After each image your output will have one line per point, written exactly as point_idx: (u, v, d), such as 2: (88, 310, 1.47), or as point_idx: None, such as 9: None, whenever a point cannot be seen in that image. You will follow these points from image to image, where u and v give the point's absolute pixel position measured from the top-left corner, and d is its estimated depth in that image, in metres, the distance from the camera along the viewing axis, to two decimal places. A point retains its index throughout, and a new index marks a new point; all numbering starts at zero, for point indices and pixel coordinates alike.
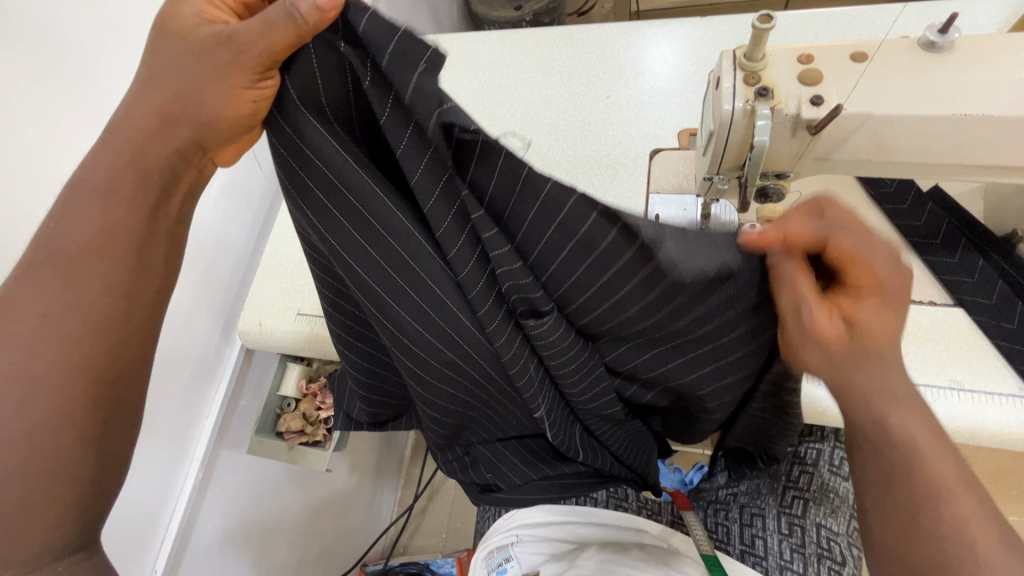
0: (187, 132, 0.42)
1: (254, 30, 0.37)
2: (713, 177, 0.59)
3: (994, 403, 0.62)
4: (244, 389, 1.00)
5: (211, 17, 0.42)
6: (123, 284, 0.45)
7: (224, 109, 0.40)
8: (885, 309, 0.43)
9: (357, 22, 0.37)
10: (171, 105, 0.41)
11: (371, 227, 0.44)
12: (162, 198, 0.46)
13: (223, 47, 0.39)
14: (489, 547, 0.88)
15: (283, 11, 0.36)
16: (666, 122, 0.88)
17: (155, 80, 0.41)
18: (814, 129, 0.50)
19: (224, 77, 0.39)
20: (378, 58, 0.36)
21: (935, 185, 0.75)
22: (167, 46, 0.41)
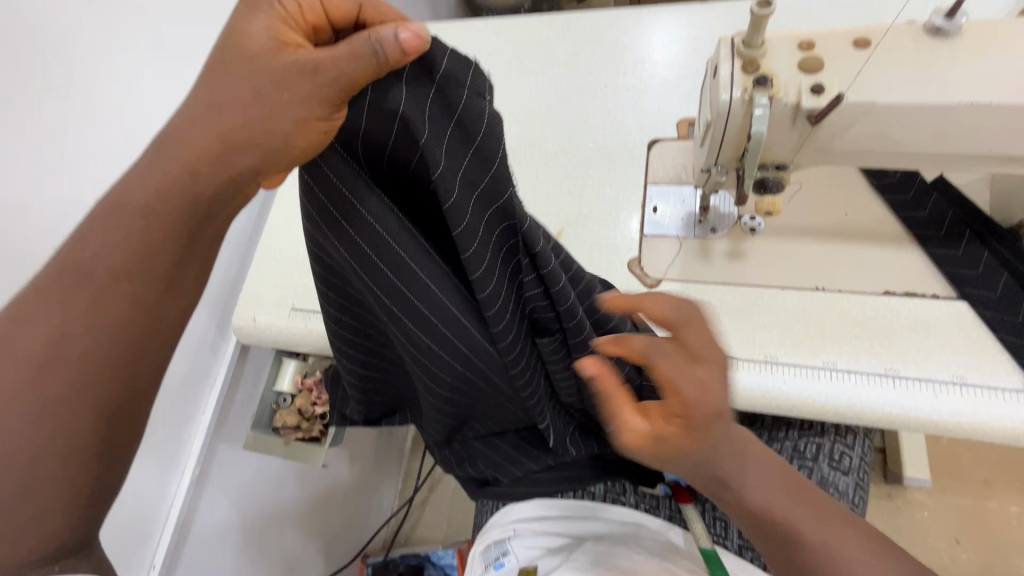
0: (248, 159, 0.39)
1: (338, 58, 0.37)
2: (711, 169, 0.57)
3: (996, 398, 0.61)
4: (239, 384, 1.00)
5: (284, 39, 0.40)
6: (152, 311, 0.41)
7: (293, 139, 0.38)
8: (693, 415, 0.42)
9: (436, 63, 0.39)
10: (233, 130, 0.38)
11: (400, 257, 0.45)
12: (203, 224, 0.41)
13: (301, 76, 0.38)
14: (485, 540, 0.86)
15: (367, 47, 0.36)
16: (665, 112, 0.86)
17: (215, 103, 0.39)
18: (814, 119, 0.49)
19: (297, 106, 0.38)
20: (454, 97, 0.40)
21: (940, 175, 0.74)
22: (233, 69, 0.39)
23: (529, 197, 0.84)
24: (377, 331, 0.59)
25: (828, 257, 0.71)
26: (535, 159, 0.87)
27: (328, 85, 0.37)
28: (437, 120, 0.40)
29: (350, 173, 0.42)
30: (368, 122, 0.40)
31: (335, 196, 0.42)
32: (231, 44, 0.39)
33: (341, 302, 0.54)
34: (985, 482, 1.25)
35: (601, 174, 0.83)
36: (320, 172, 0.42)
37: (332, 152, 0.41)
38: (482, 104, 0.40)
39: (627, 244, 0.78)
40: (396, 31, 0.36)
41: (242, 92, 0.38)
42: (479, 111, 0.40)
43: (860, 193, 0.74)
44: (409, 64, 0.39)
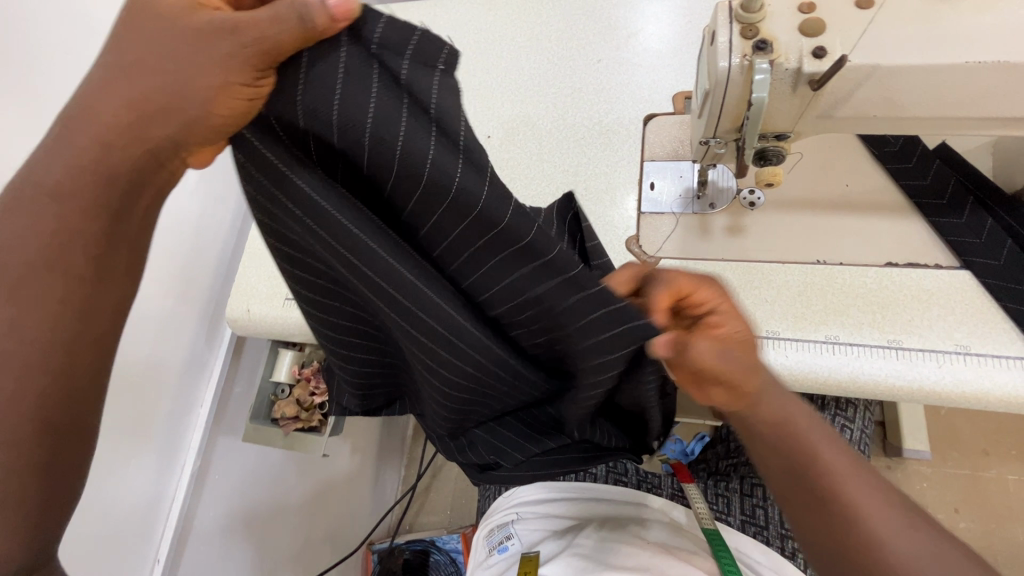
0: (168, 128, 0.36)
1: (261, 21, 0.33)
2: (709, 141, 0.56)
3: (1000, 365, 0.60)
4: (237, 377, 0.99)
5: (201, 2, 0.36)
6: (81, 301, 0.40)
7: (210, 106, 0.35)
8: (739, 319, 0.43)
9: (370, 31, 0.34)
10: (150, 97, 0.35)
11: (347, 236, 0.40)
12: (128, 202, 0.39)
13: (219, 34, 0.34)
14: (489, 527, 0.87)
15: (290, 10, 0.32)
16: (658, 86, 0.84)
17: (131, 70, 0.36)
18: (816, 85, 0.47)
19: (213, 69, 0.34)
20: (394, 65, 0.35)
21: (941, 143, 0.72)
22: (153, 31, 0.36)
23: (523, 178, 0.82)
24: (359, 319, 0.56)
25: (830, 229, 0.70)
26: (528, 139, 0.85)
27: (248, 47, 0.33)
28: (383, 97, 0.36)
29: (288, 153, 0.38)
30: (301, 98, 0.35)
31: (270, 173, 0.38)
32: (180, 23, 0.36)
33: (317, 288, 0.52)
34: (984, 452, 1.26)
35: (596, 152, 0.82)
36: (255, 149, 0.37)
37: (263, 125, 0.37)
38: (429, 73, 0.35)
39: (624, 222, 0.76)
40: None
41: (173, 61, 0.35)
42: (428, 81, 0.35)
43: (861, 163, 0.73)
44: (343, 33, 0.35)
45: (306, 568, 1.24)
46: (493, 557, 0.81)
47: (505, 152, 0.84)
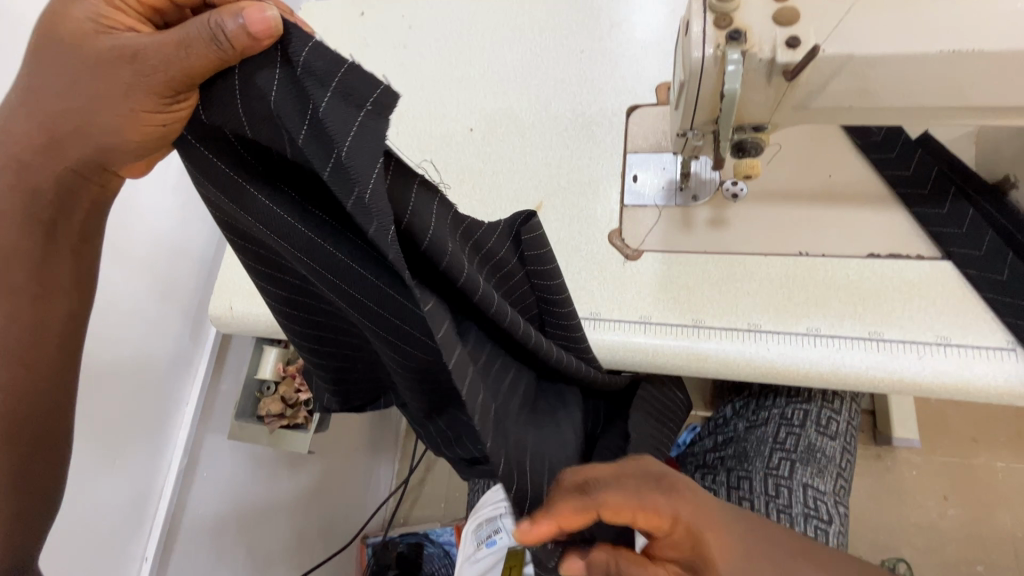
0: (86, 148, 0.41)
1: (170, 49, 0.36)
2: (687, 133, 0.55)
3: (982, 356, 0.60)
4: (224, 372, 0.98)
5: (110, 22, 0.39)
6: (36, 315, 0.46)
7: (124, 130, 0.39)
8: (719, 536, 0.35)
9: (296, 53, 0.34)
10: (59, 118, 0.39)
11: (296, 240, 0.41)
12: (62, 215, 0.45)
13: (126, 62, 0.37)
14: (478, 520, 0.87)
15: (205, 33, 0.35)
16: (642, 77, 0.82)
17: (39, 91, 0.39)
18: (790, 75, 0.46)
19: (123, 97, 0.37)
20: (321, 92, 0.34)
21: (924, 132, 0.72)
22: (58, 54, 0.39)
23: (505, 172, 0.82)
24: (329, 323, 0.57)
25: (811, 220, 0.69)
26: (511, 132, 0.84)
27: (154, 74, 0.36)
28: (314, 126, 0.35)
29: (232, 164, 0.39)
30: (242, 110, 0.36)
31: (222, 181, 0.40)
32: (88, 40, 0.38)
33: (286, 291, 0.54)
34: (973, 440, 1.26)
35: (579, 145, 0.81)
36: (212, 165, 0.39)
37: (200, 120, 0.39)
38: (353, 109, 0.34)
39: (607, 216, 0.76)
40: (235, 18, 0.34)
41: (79, 84, 0.38)
42: (348, 117, 0.35)
43: (844, 152, 0.72)
44: (275, 50, 0.35)
45: (300, 563, 1.24)
46: (482, 551, 0.81)
47: (488, 145, 0.84)
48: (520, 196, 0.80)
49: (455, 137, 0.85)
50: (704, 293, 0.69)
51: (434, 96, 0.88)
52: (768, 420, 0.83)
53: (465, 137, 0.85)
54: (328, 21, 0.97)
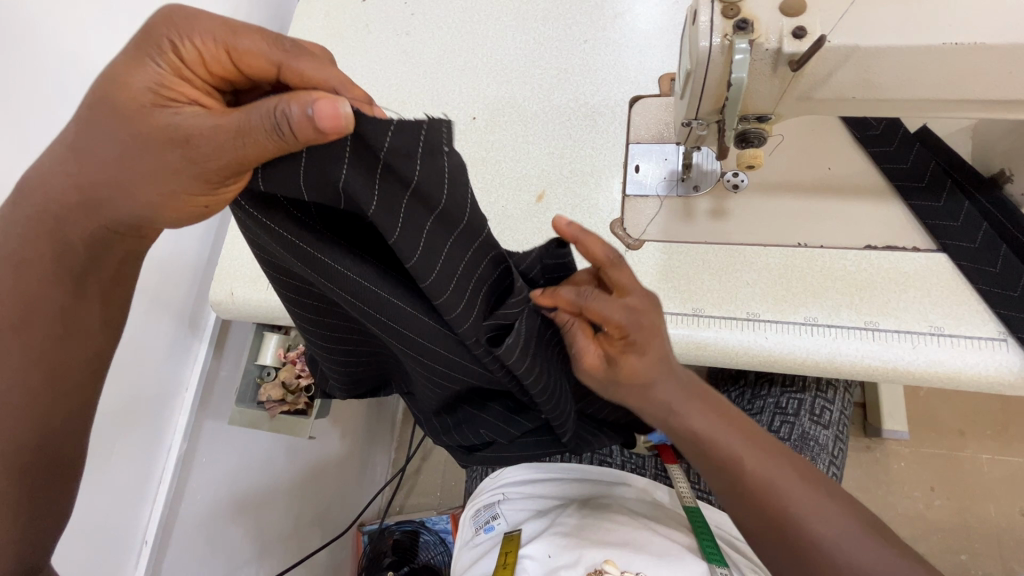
0: (116, 214, 0.41)
1: (223, 137, 0.36)
2: (692, 122, 0.56)
3: (974, 346, 0.62)
4: (223, 359, 0.98)
5: (169, 93, 0.39)
6: (53, 358, 0.48)
7: (161, 205, 0.39)
8: (646, 356, 0.50)
9: (378, 140, 0.36)
10: (90, 188, 0.40)
11: (349, 283, 0.46)
12: (88, 268, 0.47)
13: (177, 144, 0.37)
14: (477, 506, 0.88)
15: (267, 125, 0.35)
16: (645, 67, 0.83)
17: (79, 156, 0.39)
18: (796, 65, 0.47)
19: (166, 178, 0.38)
20: (407, 169, 0.38)
21: (923, 126, 0.73)
22: (106, 119, 0.38)
23: (508, 160, 0.82)
24: (350, 330, 0.61)
25: (810, 211, 0.70)
26: (514, 121, 0.84)
27: (203, 162, 0.37)
28: (387, 195, 0.39)
29: (287, 221, 0.43)
30: (305, 184, 0.39)
31: (280, 239, 0.44)
32: (140, 113, 0.38)
33: (310, 312, 0.57)
34: (959, 432, 1.29)
35: (581, 135, 0.81)
36: (263, 219, 0.43)
37: (256, 177, 0.40)
38: (438, 171, 0.40)
39: (609, 205, 0.77)
40: (303, 108, 0.33)
41: (115, 157, 0.38)
42: (438, 175, 0.40)
43: (843, 145, 0.73)
44: (349, 138, 0.37)
45: (297, 551, 1.25)
46: (479, 537, 0.82)
47: (490, 134, 0.84)
48: (522, 186, 0.81)
49: (457, 125, 0.86)
50: (703, 282, 0.70)
51: (438, 86, 0.88)
52: (764, 409, 0.85)
53: (467, 125, 0.85)
54: (330, 7, 0.97)
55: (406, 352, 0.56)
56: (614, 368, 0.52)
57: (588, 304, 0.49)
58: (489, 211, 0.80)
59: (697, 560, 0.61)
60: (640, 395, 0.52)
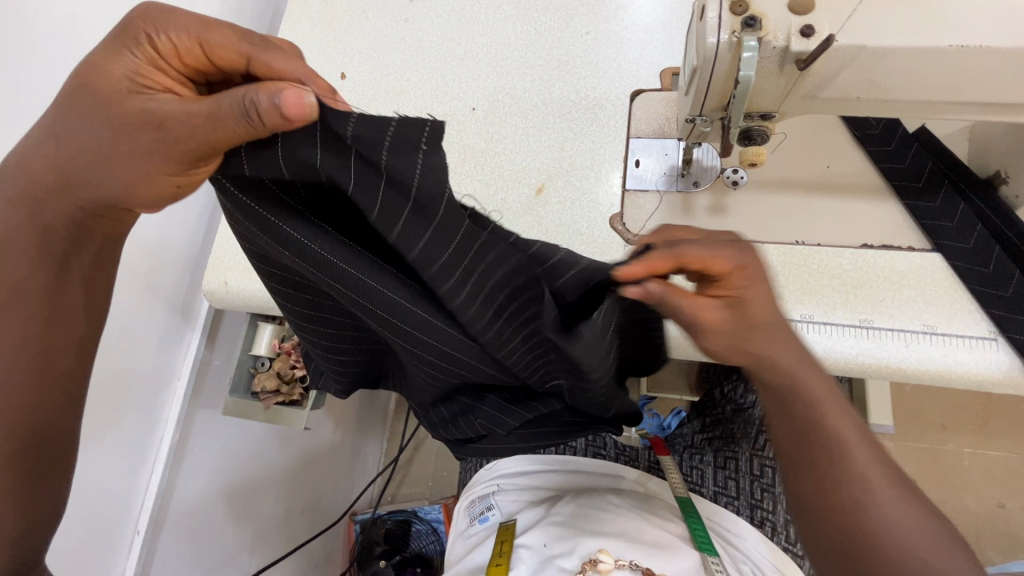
0: (92, 194, 0.41)
1: (194, 122, 0.36)
2: (696, 119, 0.56)
3: (965, 344, 0.63)
4: (216, 348, 0.97)
5: (144, 82, 0.39)
6: (40, 344, 0.48)
7: (133, 185, 0.40)
8: (760, 286, 0.48)
9: (343, 128, 0.36)
10: (69, 169, 0.41)
11: (334, 270, 0.45)
12: (71, 251, 0.47)
13: (150, 127, 0.37)
14: (471, 497, 0.88)
15: (235, 112, 0.35)
16: (647, 61, 0.82)
17: (59, 138, 0.40)
18: (802, 64, 0.47)
19: (137, 160, 0.39)
20: (377, 155, 0.37)
21: (921, 126, 0.73)
22: (84, 104, 0.39)
23: (508, 152, 0.81)
24: (342, 321, 0.59)
25: (808, 210, 0.71)
26: (514, 113, 0.83)
27: (172, 145, 0.37)
28: (361, 181, 0.39)
29: (268, 204, 0.42)
30: (284, 171, 0.40)
31: (261, 223, 0.43)
32: (116, 98, 0.38)
33: (298, 302, 0.56)
34: (942, 426, 1.32)
35: (581, 128, 0.81)
36: (245, 203, 0.42)
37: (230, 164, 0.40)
38: (407, 158, 0.38)
39: (609, 199, 0.77)
40: (270, 97, 0.34)
41: (91, 138, 0.39)
42: (407, 166, 0.38)
43: (843, 143, 0.73)
44: (318, 125, 0.37)
45: (288, 540, 1.25)
46: (474, 527, 0.82)
47: (490, 125, 0.83)
48: (521, 178, 0.80)
49: (457, 116, 0.85)
50: None
51: (437, 75, 0.87)
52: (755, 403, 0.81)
53: (466, 115, 0.84)
54: None
55: (399, 341, 0.55)
56: (738, 315, 0.48)
57: (686, 252, 0.45)
58: (488, 203, 0.79)
59: (689, 550, 0.63)
60: (767, 343, 0.49)
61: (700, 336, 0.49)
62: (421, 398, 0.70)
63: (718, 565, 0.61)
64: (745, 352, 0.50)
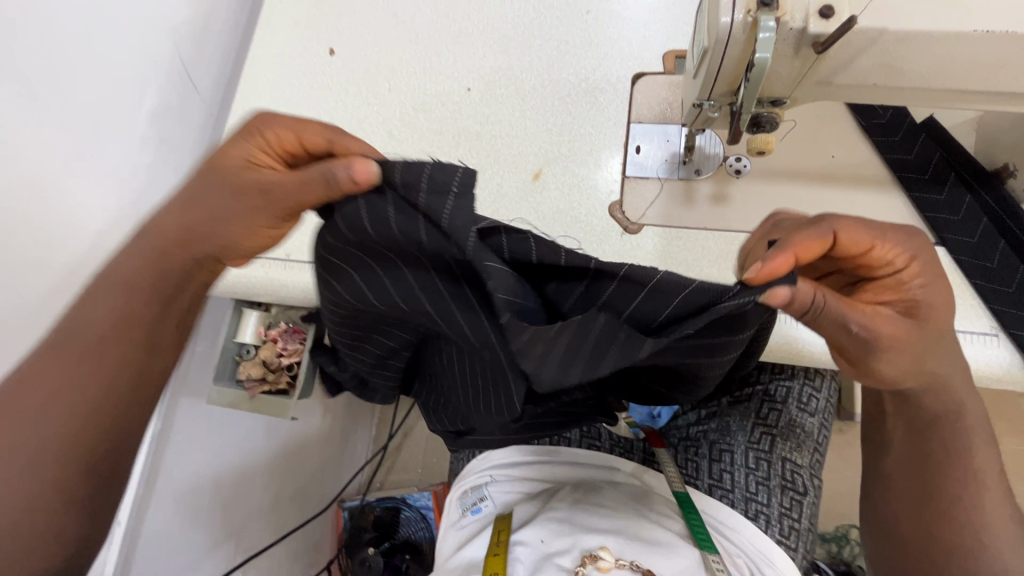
0: (205, 246, 0.48)
1: (291, 187, 0.43)
2: (703, 104, 0.53)
3: (969, 341, 0.62)
4: (199, 334, 0.94)
5: (257, 161, 0.47)
6: (132, 370, 0.50)
7: (245, 237, 0.47)
8: (928, 283, 0.46)
9: (391, 173, 0.39)
10: (189, 228, 0.47)
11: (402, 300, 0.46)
12: (175, 293, 0.51)
13: (257, 196, 0.45)
14: (462, 487, 0.86)
15: (321, 178, 0.40)
16: (650, 42, 0.79)
17: (186, 204, 0.47)
18: (820, 48, 0.45)
19: (248, 217, 0.46)
20: (417, 196, 0.38)
21: (930, 115, 0.71)
22: (212, 180, 0.47)
23: (505, 136, 0.79)
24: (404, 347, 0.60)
25: (812, 200, 0.69)
26: (511, 95, 0.80)
27: (277, 208, 0.45)
28: (402, 219, 0.40)
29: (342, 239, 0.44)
30: (341, 219, 0.42)
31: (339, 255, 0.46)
32: (236, 174, 0.46)
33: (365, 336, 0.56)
34: None
35: (581, 112, 0.78)
36: (332, 236, 0.45)
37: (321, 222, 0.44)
38: (442, 198, 0.37)
39: (608, 186, 0.74)
40: (345, 169, 0.39)
41: (212, 205, 0.47)
42: (441, 209, 0.37)
43: (848, 132, 0.71)
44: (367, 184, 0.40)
45: (276, 529, 1.23)
46: (466, 518, 0.80)
47: (486, 108, 0.80)
48: (518, 163, 0.77)
49: (452, 97, 0.81)
50: (702, 269, 0.69)
51: (430, 53, 0.84)
52: (753, 395, 0.86)
53: (462, 97, 0.81)
54: None
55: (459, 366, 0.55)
56: (916, 321, 0.46)
57: (846, 235, 0.44)
58: (484, 189, 0.77)
59: (688, 547, 0.62)
60: (933, 358, 0.48)
61: (877, 352, 0.45)
62: (445, 413, 0.68)
63: (719, 562, 0.61)
64: (918, 366, 0.47)
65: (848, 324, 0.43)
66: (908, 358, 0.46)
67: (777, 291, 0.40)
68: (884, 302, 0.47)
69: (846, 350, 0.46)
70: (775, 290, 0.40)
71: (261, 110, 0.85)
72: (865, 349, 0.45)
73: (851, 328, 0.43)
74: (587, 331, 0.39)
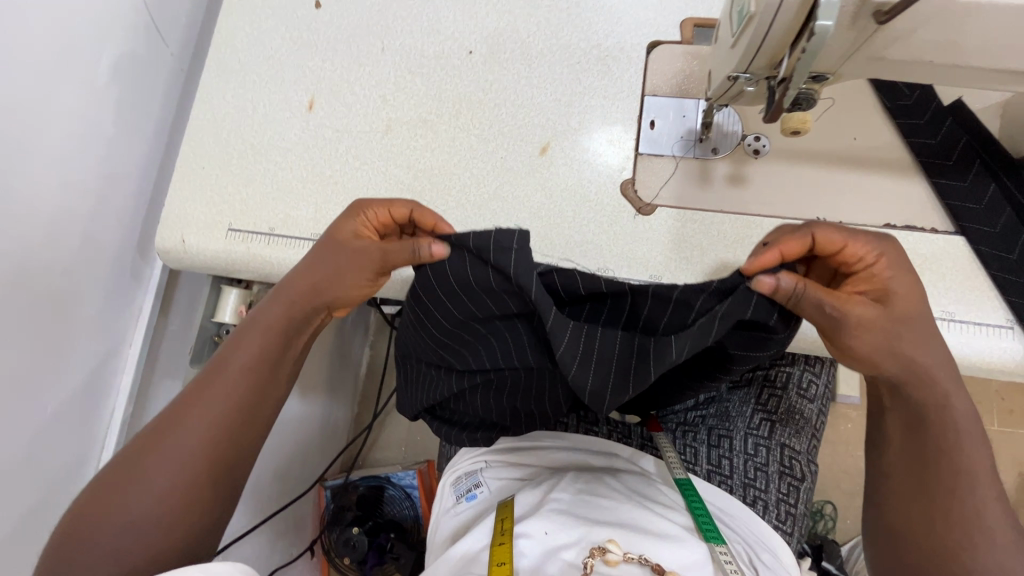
0: (319, 301, 0.54)
1: (386, 251, 0.51)
2: (740, 76, 0.49)
3: (984, 333, 0.61)
4: (172, 310, 0.87)
5: (361, 231, 0.54)
6: (257, 394, 0.54)
7: (352, 292, 0.54)
8: (902, 274, 0.49)
9: (470, 238, 0.47)
10: (303, 286, 0.54)
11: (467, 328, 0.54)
12: (298, 333, 0.56)
13: (354, 261, 0.52)
14: (455, 473, 0.84)
15: (409, 249, 0.49)
16: (667, 7, 0.74)
17: (304, 269, 0.54)
18: (882, 17, 0.41)
19: (345, 275, 0.53)
20: (487, 252, 0.46)
21: (957, 99, 0.69)
22: (327, 249, 0.54)
23: (509, 105, 0.73)
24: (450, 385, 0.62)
25: (832, 184, 0.66)
26: (516, 59, 0.74)
27: (370, 269, 0.52)
28: (477, 268, 0.48)
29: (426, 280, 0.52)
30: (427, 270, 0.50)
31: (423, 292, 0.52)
32: (346, 242, 0.53)
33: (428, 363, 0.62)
34: None
35: (592, 82, 0.73)
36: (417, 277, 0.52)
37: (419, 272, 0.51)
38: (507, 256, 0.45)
39: (619, 162, 0.70)
40: (425, 245, 0.49)
41: (322, 267, 0.53)
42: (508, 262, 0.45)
43: (870, 112, 0.68)
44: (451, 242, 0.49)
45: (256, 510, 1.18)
46: (462, 505, 0.78)
47: (489, 73, 0.74)
48: (523, 134, 0.72)
49: (452, 59, 0.75)
50: (716, 254, 0.66)
51: (428, 9, 0.76)
52: (753, 380, 0.85)
53: (463, 60, 0.75)
54: None
55: (503, 393, 0.59)
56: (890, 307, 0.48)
57: (821, 232, 0.49)
58: (486, 163, 0.71)
59: (697, 541, 0.61)
60: (911, 339, 0.48)
61: (850, 333, 0.47)
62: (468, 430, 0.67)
63: (727, 555, 0.60)
64: (895, 349, 0.48)
65: (823, 307, 0.45)
66: (885, 342, 0.47)
67: (763, 281, 0.44)
68: (861, 292, 0.49)
69: (829, 337, 0.48)
70: (760, 278, 0.44)
71: (238, 65, 0.77)
72: (841, 329, 0.47)
73: (826, 311, 0.46)
74: (610, 362, 0.46)
